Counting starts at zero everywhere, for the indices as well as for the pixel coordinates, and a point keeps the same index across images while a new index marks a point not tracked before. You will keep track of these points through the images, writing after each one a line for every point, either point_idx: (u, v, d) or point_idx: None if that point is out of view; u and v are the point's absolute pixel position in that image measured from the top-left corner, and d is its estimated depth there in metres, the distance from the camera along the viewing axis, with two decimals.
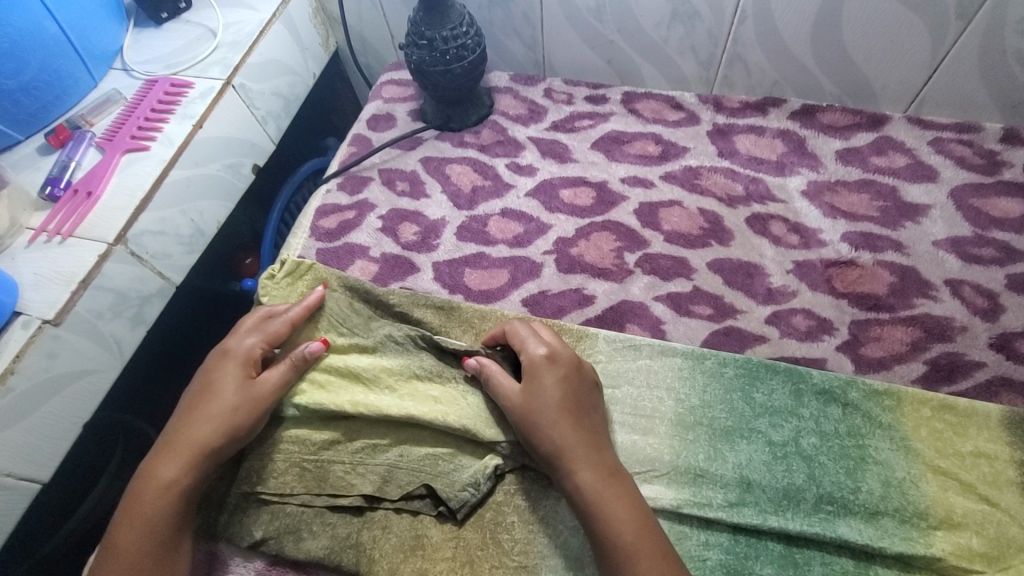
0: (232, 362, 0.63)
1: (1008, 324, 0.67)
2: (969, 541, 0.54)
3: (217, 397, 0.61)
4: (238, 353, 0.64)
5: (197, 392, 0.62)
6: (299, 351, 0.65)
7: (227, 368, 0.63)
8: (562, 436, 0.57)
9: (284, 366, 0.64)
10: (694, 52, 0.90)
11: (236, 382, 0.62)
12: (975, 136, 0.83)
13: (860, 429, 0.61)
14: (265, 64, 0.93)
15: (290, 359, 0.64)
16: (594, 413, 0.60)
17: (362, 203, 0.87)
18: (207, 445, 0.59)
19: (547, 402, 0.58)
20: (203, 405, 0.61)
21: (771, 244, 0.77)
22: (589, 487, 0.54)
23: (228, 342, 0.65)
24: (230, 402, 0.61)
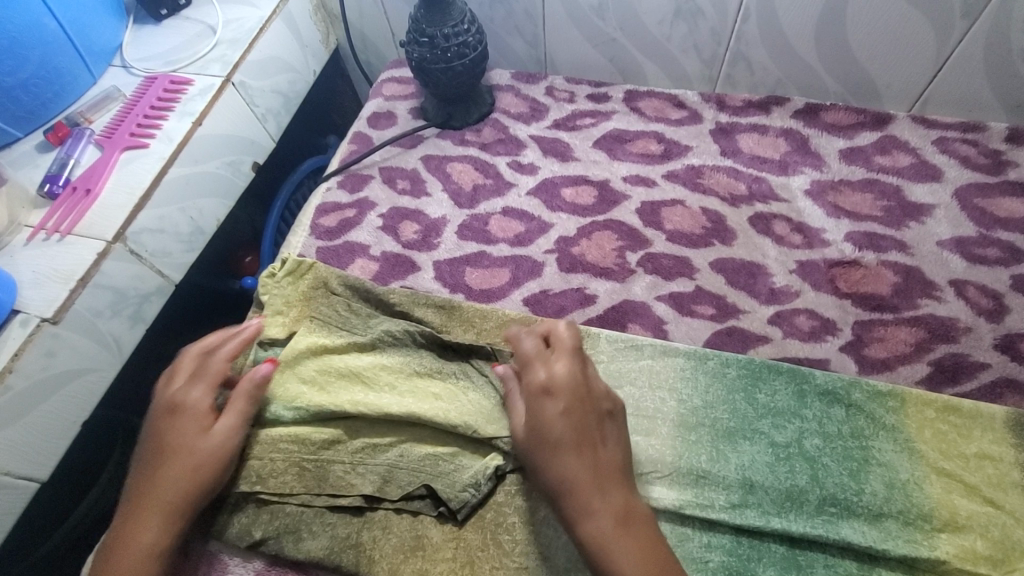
0: (186, 417, 0.59)
1: (1013, 325, 0.66)
2: (973, 544, 0.53)
3: (177, 456, 0.57)
4: (188, 405, 0.60)
5: (152, 455, 0.58)
6: (252, 382, 0.63)
7: (180, 424, 0.59)
8: (567, 472, 0.52)
9: (243, 402, 0.62)
10: (697, 50, 0.89)
11: (197, 434, 0.59)
12: (979, 135, 0.82)
13: (863, 430, 0.60)
14: (265, 60, 0.93)
15: (246, 394, 0.62)
16: (609, 446, 0.55)
17: (362, 201, 0.87)
18: (187, 500, 0.56)
19: (549, 437, 0.54)
20: (168, 464, 0.57)
21: (774, 244, 0.76)
22: (596, 535, 0.50)
23: (172, 396, 0.60)
24: (199, 452, 0.58)
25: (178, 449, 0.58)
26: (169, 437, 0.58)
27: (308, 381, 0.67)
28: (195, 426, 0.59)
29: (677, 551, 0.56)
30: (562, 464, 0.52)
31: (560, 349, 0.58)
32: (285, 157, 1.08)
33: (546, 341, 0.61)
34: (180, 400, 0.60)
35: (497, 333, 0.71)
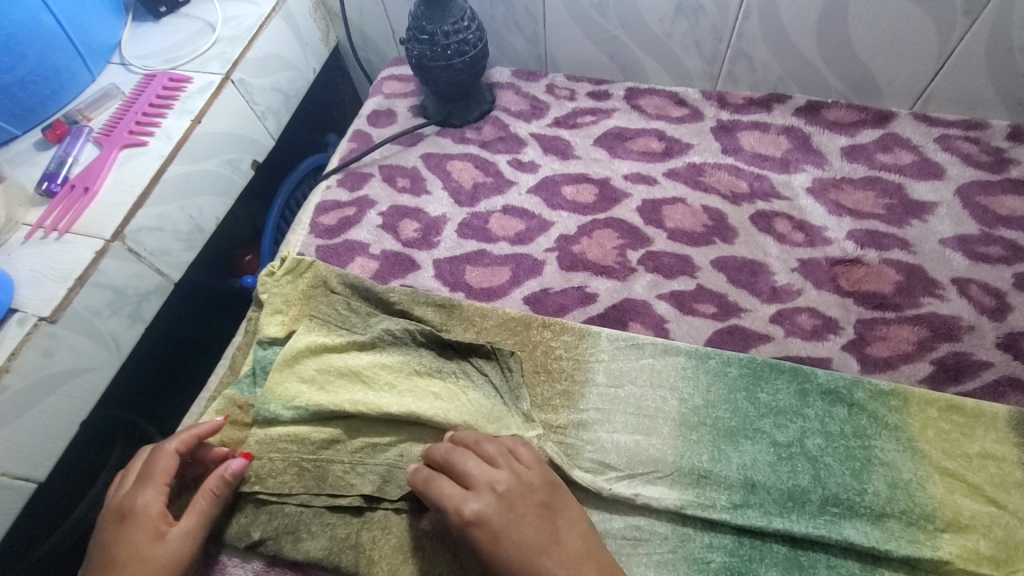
0: (138, 522, 0.55)
1: (1015, 323, 0.66)
2: (977, 544, 0.53)
3: (129, 566, 0.53)
4: (142, 510, 0.56)
5: (100, 569, 0.53)
6: (216, 479, 0.58)
7: (132, 530, 0.55)
8: None
9: (204, 501, 0.57)
10: (698, 47, 0.89)
11: (151, 541, 0.54)
12: (981, 133, 0.82)
13: (866, 430, 0.60)
14: (264, 58, 0.93)
15: (208, 493, 0.58)
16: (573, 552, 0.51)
17: (361, 199, 0.86)
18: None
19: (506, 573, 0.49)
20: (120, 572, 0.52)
21: (776, 242, 0.76)
22: None
23: (126, 501, 0.56)
24: (153, 559, 0.53)
25: (132, 560, 0.53)
26: (119, 547, 0.54)
27: (308, 381, 0.67)
28: (148, 533, 0.55)
29: (678, 552, 0.56)
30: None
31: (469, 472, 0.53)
32: (285, 155, 1.08)
33: (454, 458, 0.54)
34: (132, 504, 0.56)
35: (498, 332, 0.71)
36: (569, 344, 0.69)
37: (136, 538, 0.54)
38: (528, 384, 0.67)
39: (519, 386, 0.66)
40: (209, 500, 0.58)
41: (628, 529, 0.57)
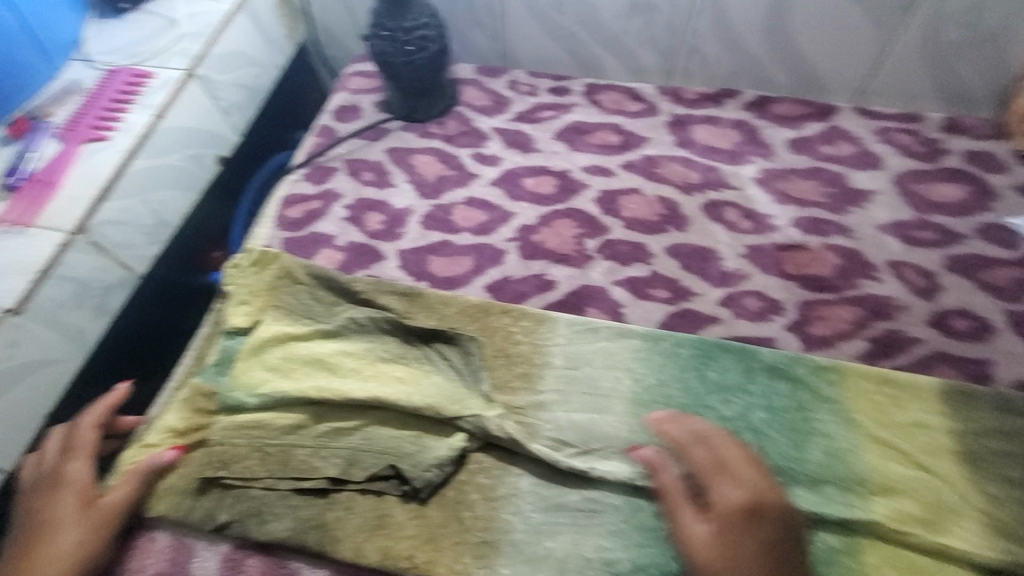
0: (68, 491, 0.59)
1: (945, 302, 0.70)
2: (906, 506, 0.56)
3: (57, 531, 0.57)
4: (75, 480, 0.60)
5: (27, 534, 0.56)
6: (147, 464, 0.63)
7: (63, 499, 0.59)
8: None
9: (130, 484, 0.61)
10: (652, 44, 0.93)
11: (75, 512, 0.58)
12: (917, 126, 0.87)
13: (806, 403, 0.63)
14: (229, 54, 0.93)
15: (135, 476, 0.62)
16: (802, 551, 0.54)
17: (327, 193, 0.87)
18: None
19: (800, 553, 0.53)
20: (43, 539, 0.56)
21: (726, 230, 0.79)
22: None
23: (62, 470, 0.61)
24: (75, 533, 0.57)
25: (58, 525, 0.57)
26: (46, 514, 0.58)
27: (273, 369, 0.68)
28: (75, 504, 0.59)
29: (630, 521, 0.58)
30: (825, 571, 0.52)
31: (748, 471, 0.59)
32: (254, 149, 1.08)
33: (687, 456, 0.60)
34: (61, 474, 0.60)
35: (459, 318, 0.73)
36: (527, 329, 0.72)
37: (63, 506, 0.58)
38: (489, 368, 0.69)
39: (478, 365, 0.68)
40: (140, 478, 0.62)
41: (583, 501, 0.60)
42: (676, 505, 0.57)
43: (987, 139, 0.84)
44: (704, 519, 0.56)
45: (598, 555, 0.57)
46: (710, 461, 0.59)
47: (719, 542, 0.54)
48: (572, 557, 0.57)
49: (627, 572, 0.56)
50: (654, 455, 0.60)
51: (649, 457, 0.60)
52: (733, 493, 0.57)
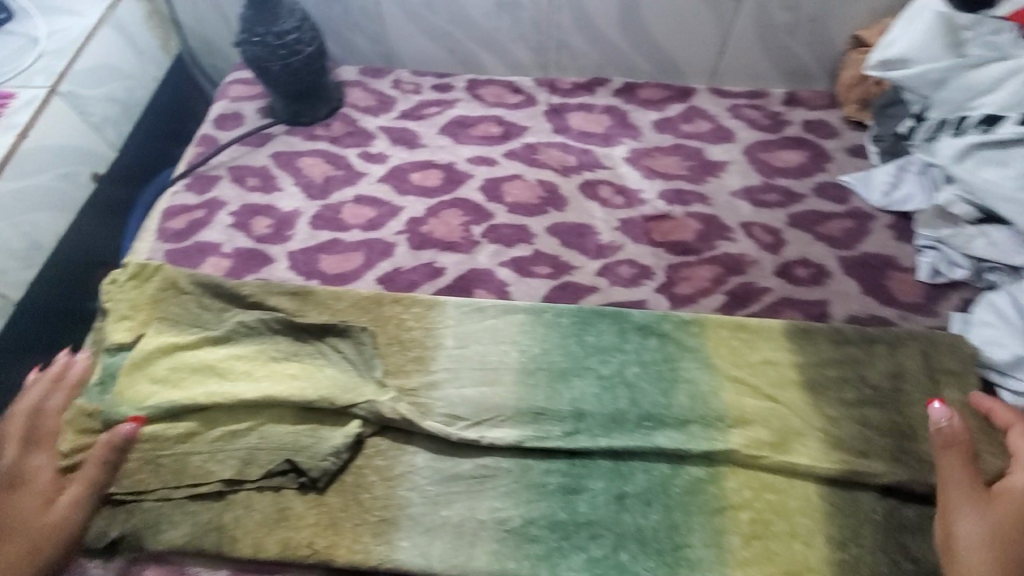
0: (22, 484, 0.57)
1: (789, 254, 0.79)
2: (758, 433, 0.63)
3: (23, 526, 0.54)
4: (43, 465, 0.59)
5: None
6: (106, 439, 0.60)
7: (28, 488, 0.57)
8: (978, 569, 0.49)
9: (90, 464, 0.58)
10: (524, 39, 0.99)
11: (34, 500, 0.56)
12: (763, 102, 0.97)
13: (673, 355, 0.70)
14: (97, 69, 0.90)
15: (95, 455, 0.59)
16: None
17: (211, 201, 0.87)
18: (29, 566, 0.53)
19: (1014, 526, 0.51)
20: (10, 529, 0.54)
21: (600, 207, 0.85)
22: None
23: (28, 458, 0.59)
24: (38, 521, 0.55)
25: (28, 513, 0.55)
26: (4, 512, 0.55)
27: (161, 381, 0.67)
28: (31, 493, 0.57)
29: (521, 481, 0.62)
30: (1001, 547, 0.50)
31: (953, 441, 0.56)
32: (145, 166, 1.04)
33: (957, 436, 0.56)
34: (20, 471, 0.58)
35: (350, 311, 0.74)
36: (418, 314, 0.74)
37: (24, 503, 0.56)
38: (383, 355, 0.71)
39: (372, 356, 0.70)
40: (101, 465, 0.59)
41: (475, 469, 0.63)
42: (966, 487, 0.54)
43: (822, 109, 0.95)
44: (1001, 499, 0.53)
45: (491, 516, 0.60)
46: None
47: (1001, 535, 0.50)
48: (467, 521, 0.60)
49: (518, 528, 0.59)
50: (954, 423, 0.57)
51: (941, 422, 0.57)
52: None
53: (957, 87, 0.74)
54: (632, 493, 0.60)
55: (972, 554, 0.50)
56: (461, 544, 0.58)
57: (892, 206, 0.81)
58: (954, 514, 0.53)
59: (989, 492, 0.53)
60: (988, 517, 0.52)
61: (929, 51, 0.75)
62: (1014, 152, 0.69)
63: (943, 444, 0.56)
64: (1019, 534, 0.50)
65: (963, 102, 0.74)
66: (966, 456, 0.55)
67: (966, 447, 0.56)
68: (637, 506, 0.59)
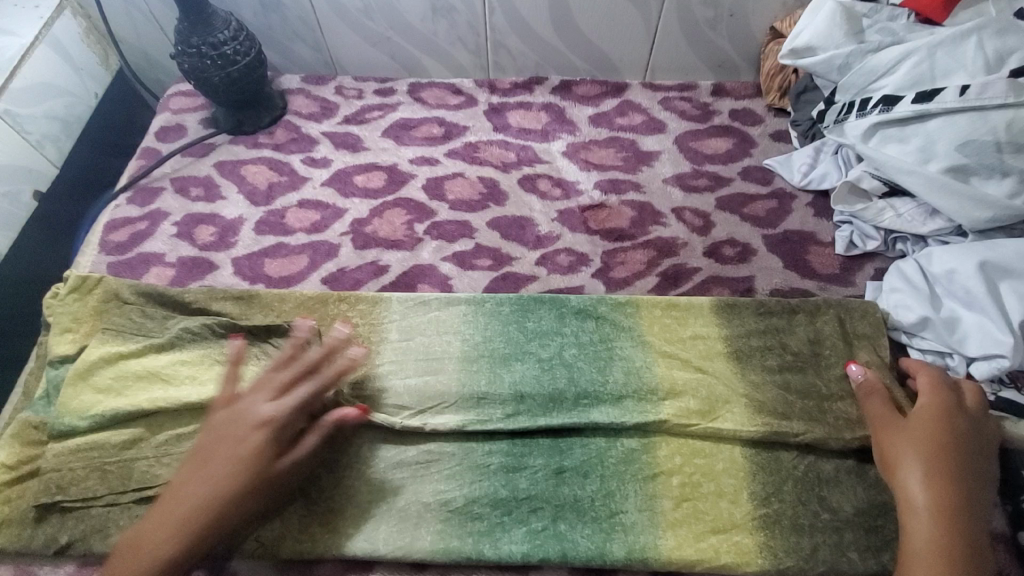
0: (268, 432, 0.60)
1: (716, 235, 0.83)
2: (688, 403, 0.66)
3: (241, 472, 0.57)
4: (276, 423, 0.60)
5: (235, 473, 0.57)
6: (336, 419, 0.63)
7: (219, 450, 0.58)
8: (910, 474, 0.57)
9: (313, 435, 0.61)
10: (462, 42, 1.01)
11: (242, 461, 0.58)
12: (692, 93, 1.01)
13: (609, 335, 0.73)
14: (33, 87, 0.90)
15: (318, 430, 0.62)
16: (949, 437, 0.58)
17: (154, 213, 0.87)
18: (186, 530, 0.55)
19: (924, 431, 0.59)
20: (179, 490, 0.57)
21: (539, 199, 0.89)
22: (930, 492, 0.55)
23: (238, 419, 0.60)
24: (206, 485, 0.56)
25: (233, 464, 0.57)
26: (231, 457, 0.58)
27: (106, 390, 0.67)
28: (272, 445, 0.59)
29: (464, 463, 0.64)
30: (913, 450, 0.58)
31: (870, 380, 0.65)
32: (89, 182, 1.04)
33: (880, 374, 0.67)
34: (266, 415, 0.60)
35: (297, 312, 0.76)
36: (363, 311, 0.76)
37: (268, 447, 0.59)
38: None
39: None
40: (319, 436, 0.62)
41: (420, 454, 0.65)
42: (891, 422, 0.61)
43: (747, 98, 1.00)
44: (918, 425, 0.60)
45: (434, 498, 0.62)
46: (931, 382, 0.63)
47: (925, 455, 0.57)
48: (412, 504, 0.62)
49: (460, 507, 0.61)
50: (868, 376, 0.65)
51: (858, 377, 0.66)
52: (931, 400, 0.62)
53: (859, 71, 0.79)
54: (570, 467, 0.63)
55: (908, 470, 0.57)
56: (407, 526, 0.60)
57: (811, 184, 0.87)
58: (893, 444, 0.60)
59: (909, 422, 0.61)
60: (913, 440, 0.59)
61: (832, 39, 0.81)
62: (912, 129, 0.75)
63: (864, 393, 0.65)
64: (939, 450, 0.57)
65: (865, 84, 0.79)
66: (884, 398, 0.63)
67: (882, 391, 0.64)
68: (575, 479, 0.63)
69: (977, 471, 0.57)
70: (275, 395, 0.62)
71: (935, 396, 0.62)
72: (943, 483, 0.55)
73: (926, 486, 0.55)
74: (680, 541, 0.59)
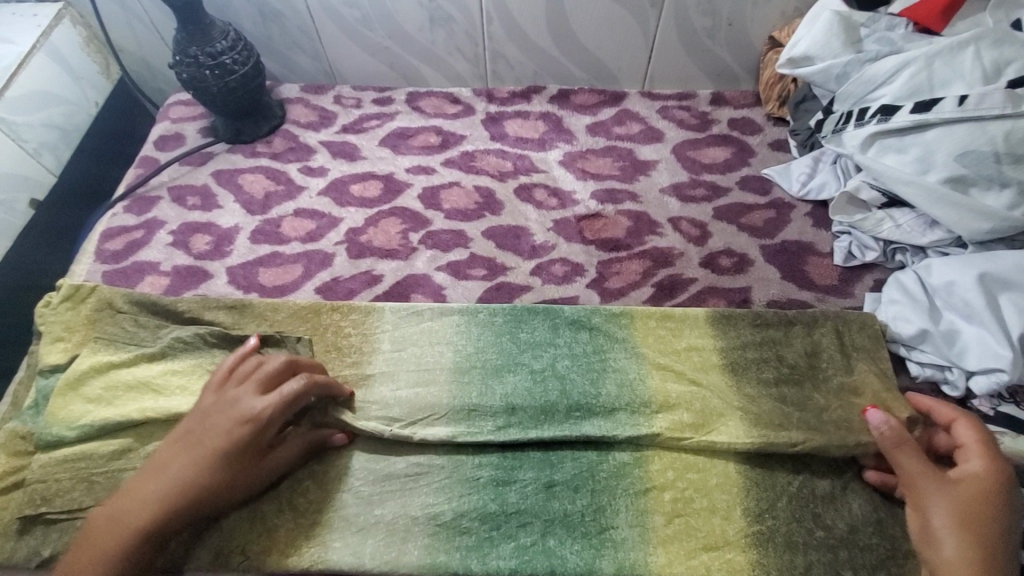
0: (251, 427, 0.58)
1: (713, 245, 0.82)
2: (681, 416, 0.65)
3: (211, 467, 0.57)
4: (257, 425, 0.58)
5: (210, 465, 0.57)
6: (321, 437, 0.64)
7: (206, 442, 0.57)
8: (951, 547, 0.53)
9: (299, 444, 0.63)
10: (460, 51, 1.01)
11: (227, 464, 0.57)
12: (691, 102, 1.01)
13: (603, 347, 0.72)
14: (30, 96, 0.90)
15: (304, 442, 0.63)
16: (989, 506, 0.54)
17: (150, 222, 0.87)
18: (159, 521, 0.55)
19: (963, 497, 0.55)
20: (159, 476, 0.56)
21: (535, 209, 0.88)
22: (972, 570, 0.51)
23: (235, 410, 0.59)
24: (189, 480, 0.56)
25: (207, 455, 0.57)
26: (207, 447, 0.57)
27: (93, 399, 0.67)
28: (253, 441, 0.59)
29: (453, 476, 0.63)
30: (953, 518, 0.54)
31: (903, 433, 0.59)
32: (89, 191, 1.04)
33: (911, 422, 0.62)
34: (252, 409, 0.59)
35: (289, 321, 0.75)
36: (356, 321, 0.76)
37: (248, 442, 0.58)
38: (320, 363, 0.73)
39: None
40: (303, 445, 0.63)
41: (409, 467, 0.64)
42: (925, 481, 0.56)
43: (746, 107, 1.00)
44: (955, 486, 0.56)
45: (422, 511, 0.61)
46: (976, 439, 0.58)
47: (965, 528, 0.53)
48: (400, 518, 0.61)
49: (448, 521, 0.61)
50: (893, 425, 0.59)
51: (883, 425, 0.59)
52: (981, 467, 0.57)
53: (856, 80, 0.79)
54: (560, 481, 0.63)
55: (946, 542, 0.53)
56: (394, 540, 0.60)
57: (809, 194, 0.86)
58: (929, 510, 0.55)
59: (947, 485, 0.56)
60: (951, 507, 0.55)
61: (829, 48, 0.81)
62: (910, 139, 0.74)
63: (892, 446, 0.59)
64: (979, 518, 0.53)
65: (864, 94, 0.79)
66: (917, 457, 0.58)
67: (912, 444, 0.58)
68: (565, 493, 0.62)
69: (1015, 544, 0.53)
70: (262, 388, 0.61)
71: (976, 458, 0.57)
72: (983, 563, 0.52)
73: (964, 563, 0.52)
74: (671, 558, 0.58)
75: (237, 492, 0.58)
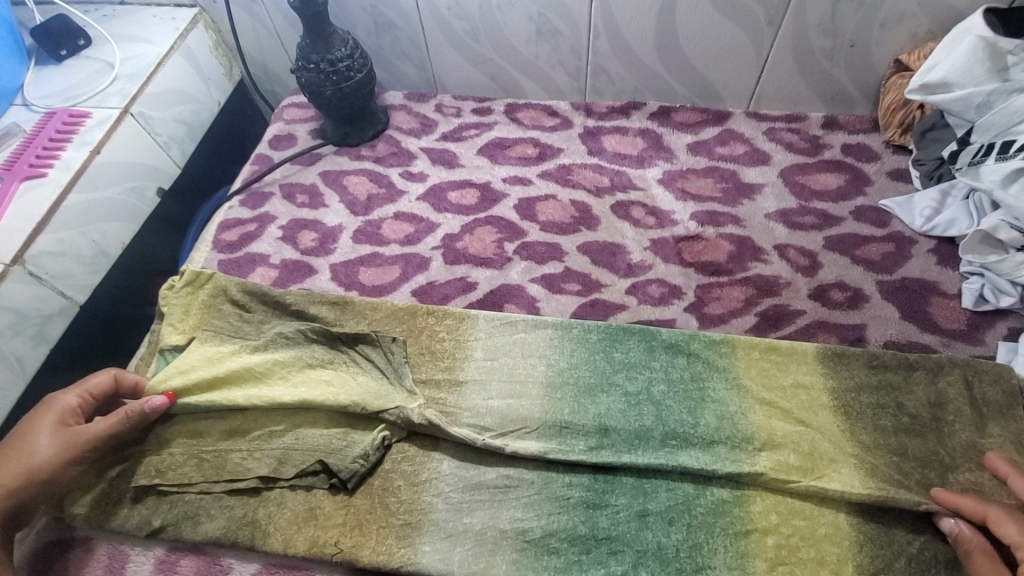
0: (44, 416, 0.62)
1: (824, 277, 0.78)
2: (787, 457, 0.62)
3: (39, 438, 0.61)
4: (50, 410, 0.63)
5: (43, 432, 0.61)
6: (135, 406, 0.64)
7: (42, 421, 0.62)
8: None
9: (115, 418, 0.63)
10: (563, 65, 1.01)
11: (53, 432, 0.61)
12: (801, 125, 0.97)
13: (701, 374, 0.69)
14: (167, 92, 0.96)
15: (123, 412, 0.63)
16: None
17: (262, 216, 0.93)
18: (11, 487, 0.58)
19: None
20: (11, 450, 0.60)
21: (632, 226, 0.87)
22: None
23: (49, 395, 0.65)
24: (38, 448, 0.60)
25: (40, 429, 0.61)
26: (41, 420, 0.62)
27: (198, 384, 0.69)
28: (48, 425, 0.62)
29: (544, 493, 0.63)
30: None
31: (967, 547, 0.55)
32: (206, 184, 1.10)
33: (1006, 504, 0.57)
34: (52, 401, 0.64)
35: (386, 322, 0.77)
36: (451, 326, 0.76)
37: (41, 426, 0.62)
38: (414, 364, 0.73)
39: (402, 365, 0.72)
40: (124, 420, 0.63)
41: (499, 479, 0.64)
42: None
43: (863, 133, 0.94)
44: None
45: (512, 525, 0.61)
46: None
47: None
48: (489, 529, 0.61)
49: (537, 539, 0.60)
50: (961, 534, 0.56)
51: (952, 529, 0.56)
52: None
53: (1002, 110, 0.73)
54: (655, 510, 0.61)
55: None
56: (482, 551, 0.60)
57: (935, 229, 0.80)
58: None
59: None
60: None
61: (971, 75, 0.75)
62: None
63: (963, 552, 0.55)
64: None
65: (1009, 125, 0.73)
66: (991, 559, 0.53)
67: (981, 553, 0.54)
68: (659, 524, 0.60)
69: None
70: (79, 391, 0.65)
71: None
72: None
73: None
74: None
75: (44, 478, 0.59)
